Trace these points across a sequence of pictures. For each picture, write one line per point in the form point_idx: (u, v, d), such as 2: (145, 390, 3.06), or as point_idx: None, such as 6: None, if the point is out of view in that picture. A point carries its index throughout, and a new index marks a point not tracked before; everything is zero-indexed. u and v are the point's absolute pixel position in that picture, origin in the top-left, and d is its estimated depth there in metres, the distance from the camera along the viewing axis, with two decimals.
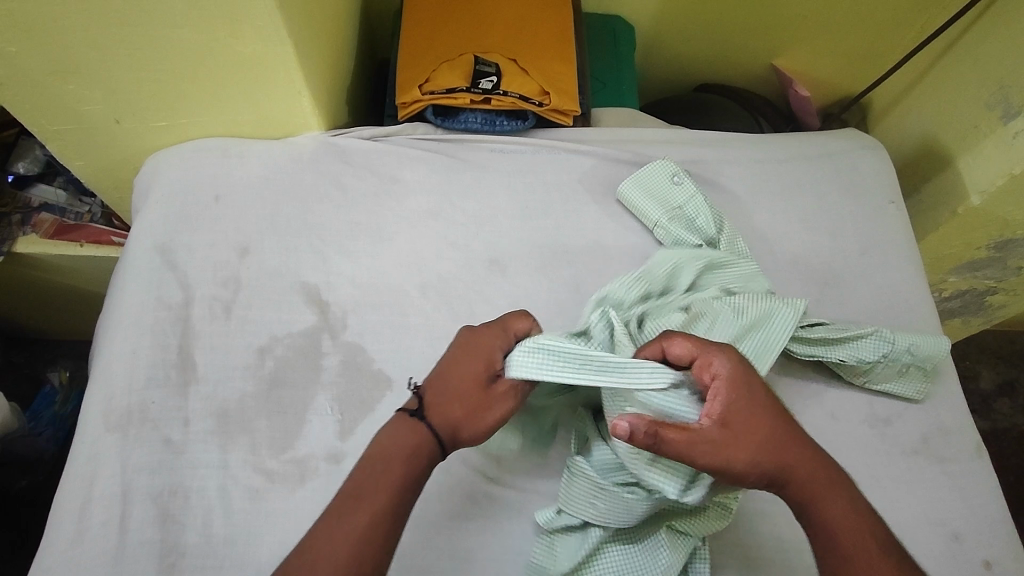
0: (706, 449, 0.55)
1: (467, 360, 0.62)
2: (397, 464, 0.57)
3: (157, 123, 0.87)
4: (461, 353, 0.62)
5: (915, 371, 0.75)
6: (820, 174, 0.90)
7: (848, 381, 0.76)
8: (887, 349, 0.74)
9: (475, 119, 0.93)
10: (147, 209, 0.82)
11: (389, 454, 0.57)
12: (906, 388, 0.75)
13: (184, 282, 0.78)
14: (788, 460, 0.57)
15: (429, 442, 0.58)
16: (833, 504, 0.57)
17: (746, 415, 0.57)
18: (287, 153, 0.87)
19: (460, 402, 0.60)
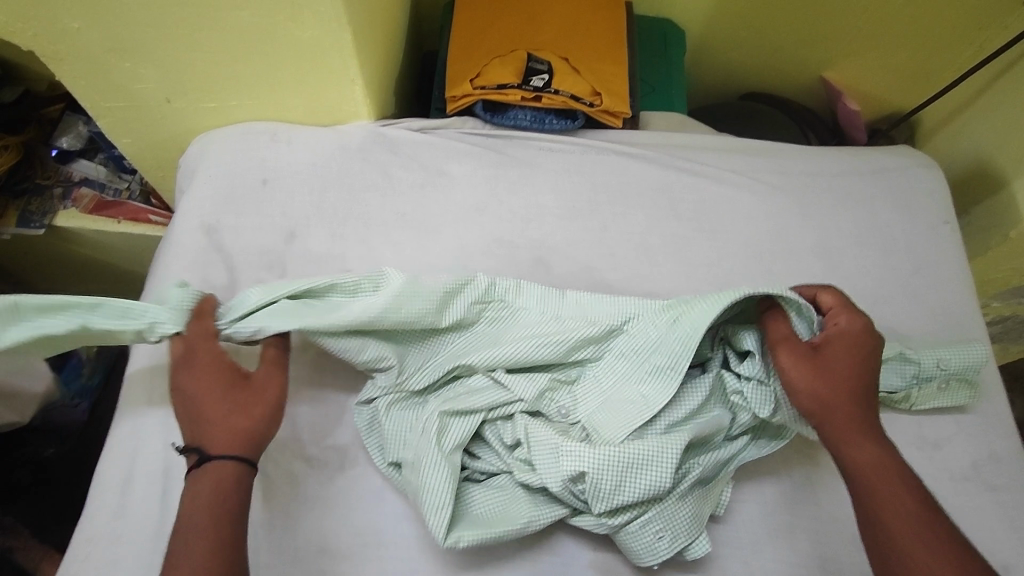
0: (802, 354, 0.64)
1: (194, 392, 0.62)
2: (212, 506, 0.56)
3: (208, 104, 0.87)
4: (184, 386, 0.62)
5: (950, 382, 0.73)
6: (872, 189, 0.89)
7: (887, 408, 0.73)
8: (913, 368, 0.72)
9: (524, 116, 0.92)
10: (194, 189, 0.83)
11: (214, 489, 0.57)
12: (946, 401, 0.73)
13: (228, 264, 0.78)
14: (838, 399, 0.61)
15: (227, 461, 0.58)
16: (861, 444, 0.60)
17: (842, 355, 0.64)
18: (335, 141, 0.87)
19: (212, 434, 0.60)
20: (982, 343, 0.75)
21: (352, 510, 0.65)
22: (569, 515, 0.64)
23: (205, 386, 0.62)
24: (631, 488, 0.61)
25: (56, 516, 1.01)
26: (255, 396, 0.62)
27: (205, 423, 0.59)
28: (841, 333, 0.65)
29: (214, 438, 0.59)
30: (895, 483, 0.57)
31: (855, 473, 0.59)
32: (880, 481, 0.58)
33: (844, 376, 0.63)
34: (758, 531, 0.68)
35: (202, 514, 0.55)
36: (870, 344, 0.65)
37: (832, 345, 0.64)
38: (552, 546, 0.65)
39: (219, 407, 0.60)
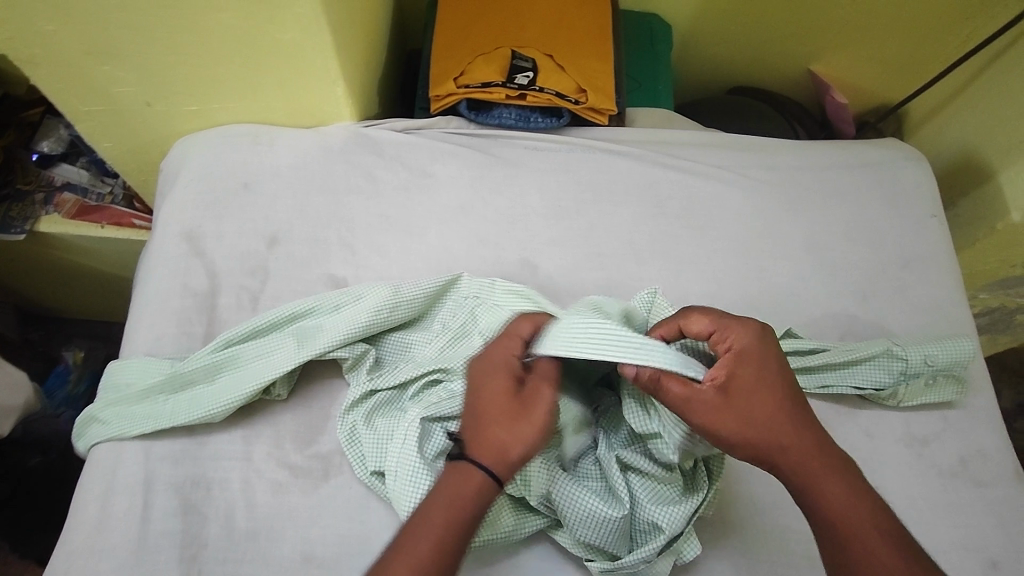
0: (719, 407, 0.53)
1: (496, 381, 0.59)
2: (444, 513, 0.53)
3: (188, 107, 0.86)
4: (490, 372, 0.60)
5: (938, 380, 0.73)
6: (859, 184, 0.88)
7: (876, 405, 0.73)
8: (900, 365, 0.72)
9: (509, 114, 0.91)
10: (174, 194, 0.82)
11: (458, 504, 0.54)
12: (934, 399, 0.73)
13: (210, 270, 0.77)
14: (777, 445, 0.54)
15: (486, 481, 0.55)
16: (834, 487, 0.54)
17: (751, 391, 0.54)
18: (317, 143, 0.86)
19: (504, 436, 0.56)
20: (971, 339, 0.75)
21: (338, 518, 0.65)
22: (548, 528, 0.65)
23: (482, 386, 0.59)
24: (602, 516, 0.61)
25: (42, 527, 1.00)
26: (529, 415, 0.57)
27: (489, 422, 0.57)
28: (734, 366, 0.55)
29: (479, 449, 0.56)
30: (865, 526, 0.53)
31: (826, 520, 0.53)
32: (852, 528, 0.52)
33: (774, 416, 0.54)
34: (747, 530, 0.68)
35: (440, 516, 0.53)
36: (767, 360, 0.55)
37: (739, 380, 0.54)
38: (540, 552, 0.65)
39: (486, 413, 0.57)
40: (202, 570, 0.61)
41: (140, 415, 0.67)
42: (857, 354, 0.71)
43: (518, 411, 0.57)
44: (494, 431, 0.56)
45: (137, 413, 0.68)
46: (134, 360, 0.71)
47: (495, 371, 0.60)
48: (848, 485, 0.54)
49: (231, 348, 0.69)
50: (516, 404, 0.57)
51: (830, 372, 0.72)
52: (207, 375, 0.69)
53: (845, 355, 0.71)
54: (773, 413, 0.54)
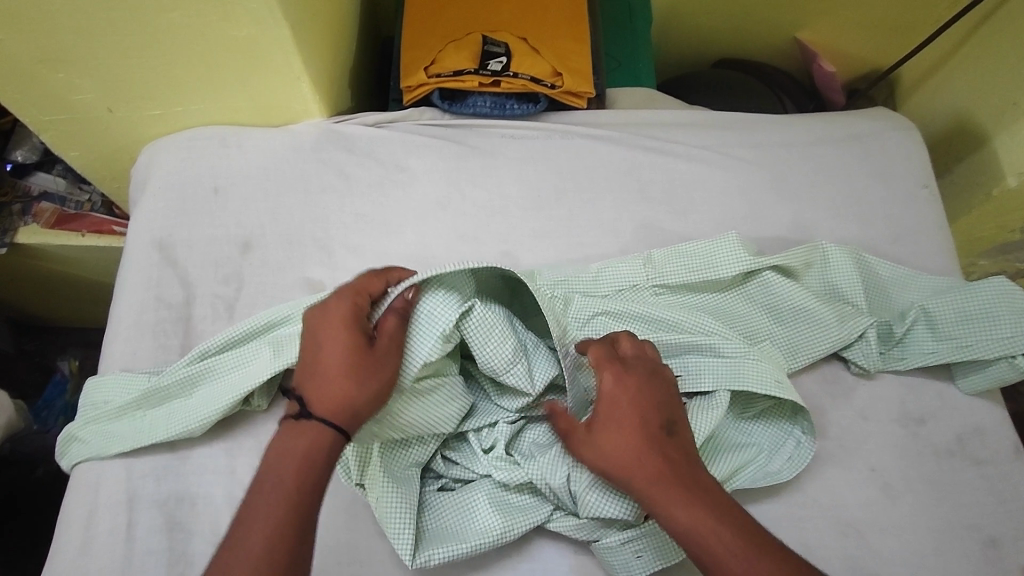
0: (618, 379, 0.58)
1: (331, 332, 0.57)
2: (291, 468, 0.52)
3: (154, 111, 0.83)
4: (326, 321, 0.58)
5: (976, 329, 0.71)
6: (848, 156, 0.85)
7: (915, 360, 0.71)
8: (922, 323, 0.72)
9: (484, 102, 0.87)
10: (145, 203, 0.81)
11: (302, 458, 0.53)
12: (976, 353, 0.69)
13: (184, 280, 0.76)
14: (615, 458, 0.55)
15: (334, 435, 0.54)
16: (677, 515, 0.52)
17: (625, 406, 0.56)
18: (288, 142, 0.83)
19: (346, 383, 0.55)
20: None
21: (325, 528, 0.64)
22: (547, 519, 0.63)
23: (325, 335, 0.57)
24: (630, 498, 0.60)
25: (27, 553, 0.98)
26: (373, 374, 0.56)
27: (325, 378, 0.56)
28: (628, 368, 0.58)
29: (323, 399, 0.55)
30: (752, 558, 0.49)
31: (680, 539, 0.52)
32: (702, 546, 0.50)
33: (635, 439, 0.55)
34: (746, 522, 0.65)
35: (292, 473, 0.52)
36: (649, 389, 0.57)
37: (613, 396, 0.57)
38: (531, 551, 0.64)
39: (328, 365, 0.56)
40: None
41: (120, 433, 0.66)
42: (879, 278, 0.76)
43: (361, 364, 0.56)
44: (339, 382, 0.55)
45: (116, 431, 0.66)
46: (109, 377, 0.69)
47: (342, 323, 0.57)
48: (701, 511, 0.51)
49: (206, 360, 0.68)
50: (361, 359, 0.56)
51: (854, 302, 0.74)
52: (183, 390, 0.67)
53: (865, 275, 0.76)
54: (629, 439, 0.55)
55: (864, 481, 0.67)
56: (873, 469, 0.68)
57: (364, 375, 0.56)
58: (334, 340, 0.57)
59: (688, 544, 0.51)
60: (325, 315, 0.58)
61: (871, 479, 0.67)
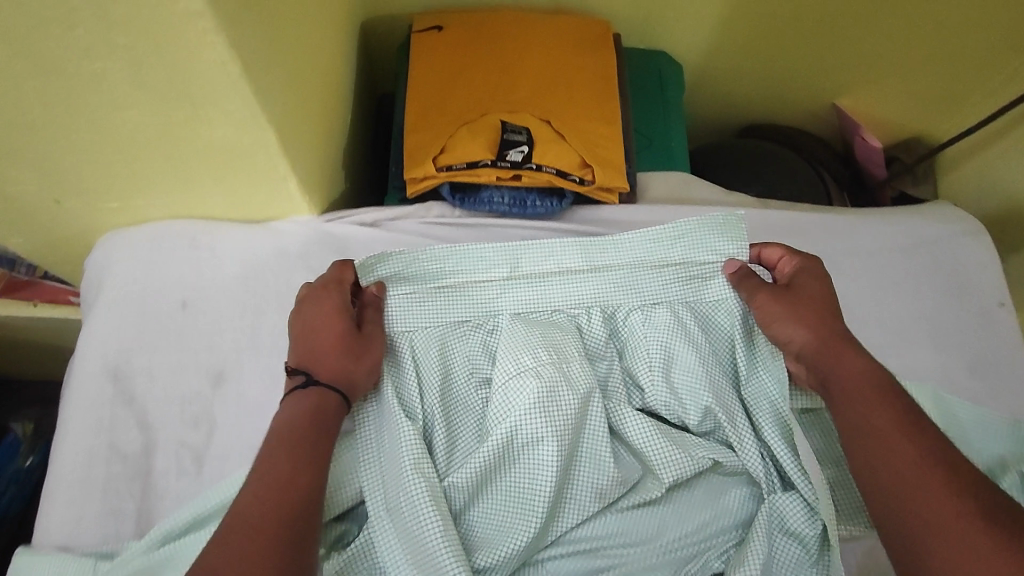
0: (769, 291, 0.64)
1: (320, 315, 0.60)
2: (290, 449, 0.52)
3: (109, 204, 0.70)
4: (315, 308, 0.60)
5: None
6: (914, 268, 0.75)
7: None
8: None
9: (501, 198, 0.75)
10: (95, 318, 0.68)
11: (303, 427, 0.54)
12: None
13: (142, 422, 0.63)
14: (799, 334, 0.61)
15: (338, 405, 0.56)
16: (847, 362, 0.58)
17: (813, 290, 0.63)
18: (270, 245, 0.70)
19: (341, 356, 0.58)
20: None
21: None
22: None
23: (314, 320, 0.60)
24: None
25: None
26: (369, 353, 0.60)
27: (320, 355, 0.58)
28: (789, 267, 0.66)
29: (320, 371, 0.57)
30: (887, 414, 0.54)
31: (840, 386, 0.57)
32: (863, 394, 0.55)
33: (818, 328, 0.61)
34: None
35: (285, 465, 0.50)
36: (815, 271, 0.65)
37: (797, 283, 0.64)
38: None
39: (323, 343, 0.58)
40: None
41: None
42: (961, 424, 0.66)
43: (358, 346, 0.60)
44: (336, 356, 0.58)
45: None
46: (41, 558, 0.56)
47: (329, 306, 0.60)
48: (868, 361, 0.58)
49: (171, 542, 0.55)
50: (355, 340, 0.60)
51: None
52: None
53: (946, 423, 0.65)
54: (817, 317, 0.61)
55: None
56: None
57: (360, 355, 0.59)
58: (317, 323, 0.60)
59: (824, 388, 0.59)
60: (299, 313, 0.61)
61: None
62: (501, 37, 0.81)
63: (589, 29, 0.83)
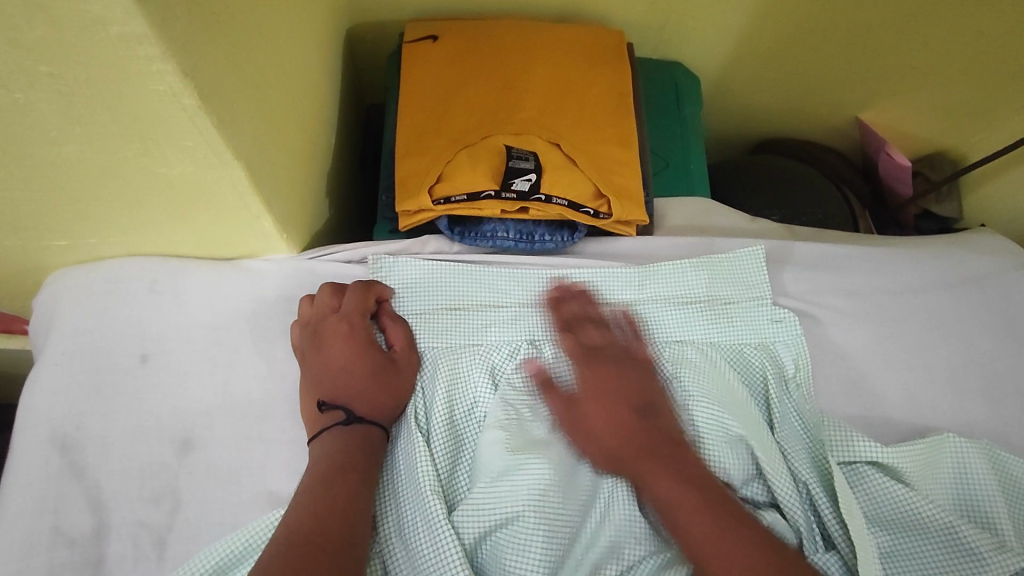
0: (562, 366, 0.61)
1: (343, 348, 0.57)
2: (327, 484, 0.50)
3: (54, 243, 0.60)
4: (337, 341, 0.57)
5: None
6: (961, 309, 0.68)
7: None
8: None
9: (506, 232, 0.67)
10: (41, 376, 0.59)
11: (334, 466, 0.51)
12: None
13: (94, 500, 0.54)
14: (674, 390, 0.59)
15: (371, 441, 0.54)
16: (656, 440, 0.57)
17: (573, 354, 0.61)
18: (244, 289, 0.62)
19: (369, 392, 0.56)
20: None
21: None
22: None
23: (337, 356, 0.57)
24: None
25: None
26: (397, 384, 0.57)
27: (349, 391, 0.56)
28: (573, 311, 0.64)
29: (361, 406, 0.55)
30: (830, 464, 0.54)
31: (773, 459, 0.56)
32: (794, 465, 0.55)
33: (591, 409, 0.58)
34: None
35: (312, 511, 0.48)
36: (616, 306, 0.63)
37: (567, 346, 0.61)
38: None
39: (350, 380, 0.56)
40: None
41: None
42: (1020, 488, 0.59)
43: (384, 377, 0.57)
44: (367, 394, 0.56)
45: None
46: None
47: (353, 339, 0.58)
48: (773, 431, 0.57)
49: None
50: (384, 372, 0.57)
51: (998, 530, 0.56)
52: None
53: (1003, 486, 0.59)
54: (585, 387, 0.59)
55: None
56: None
57: (390, 388, 0.57)
58: (341, 359, 0.57)
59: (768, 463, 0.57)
60: (320, 350, 0.57)
61: None
62: (502, 49, 0.72)
63: (599, 41, 0.75)
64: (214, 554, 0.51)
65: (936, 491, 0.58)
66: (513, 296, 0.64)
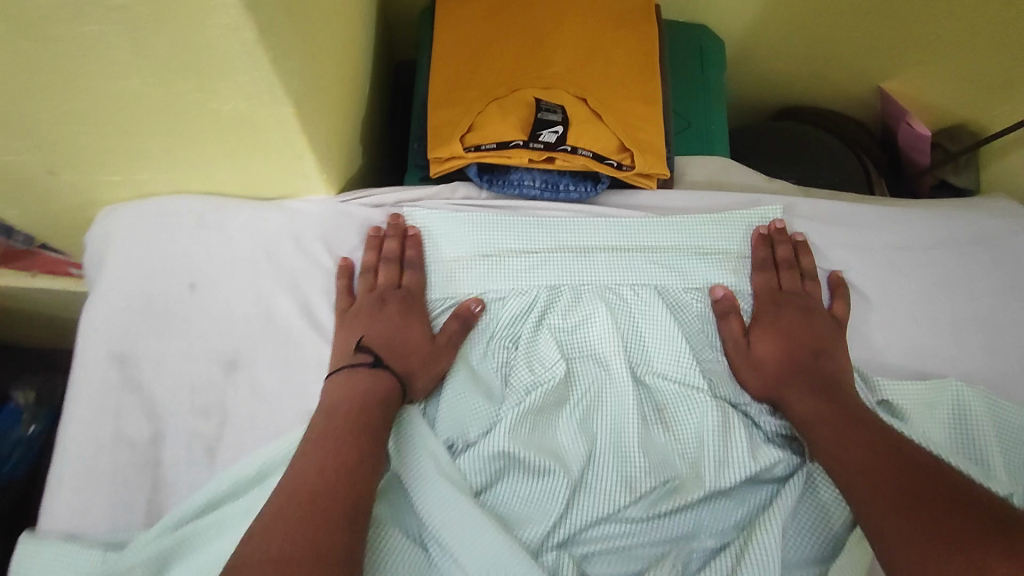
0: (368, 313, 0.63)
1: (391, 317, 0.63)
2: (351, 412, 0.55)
3: (111, 177, 0.65)
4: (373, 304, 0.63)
5: None
6: (968, 266, 0.70)
7: None
8: None
9: (532, 181, 0.70)
10: (99, 296, 0.63)
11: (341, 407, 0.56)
12: None
13: (150, 410, 0.60)
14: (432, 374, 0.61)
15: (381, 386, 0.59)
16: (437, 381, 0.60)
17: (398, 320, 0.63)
18: (284, 224, 0.66)
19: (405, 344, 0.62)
20: None
21: None
22: None
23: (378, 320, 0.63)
24: None
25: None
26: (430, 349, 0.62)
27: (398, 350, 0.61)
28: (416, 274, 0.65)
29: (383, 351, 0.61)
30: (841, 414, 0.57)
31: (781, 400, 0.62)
32: (804, 407, 0.59)
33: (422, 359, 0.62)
34: None
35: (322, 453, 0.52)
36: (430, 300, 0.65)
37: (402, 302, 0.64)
38: None
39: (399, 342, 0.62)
40: None
41: None
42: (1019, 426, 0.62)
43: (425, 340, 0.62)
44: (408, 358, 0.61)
45: None
46: (48, 550, 0.54)
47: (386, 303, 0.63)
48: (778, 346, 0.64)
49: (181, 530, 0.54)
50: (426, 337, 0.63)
51: (990, 464, 0.59)
52: None
53: (1001, 427, 0.61)
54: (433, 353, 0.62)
55: None
56: None
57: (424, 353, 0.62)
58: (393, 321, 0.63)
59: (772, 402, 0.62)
60: (377, 313, 0.62)
61: None
62: (534, 6, 0.75)
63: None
64: (264, 456, 0.56)
65: (935, 427, 0.61)
66: (539, 242, 0.67)
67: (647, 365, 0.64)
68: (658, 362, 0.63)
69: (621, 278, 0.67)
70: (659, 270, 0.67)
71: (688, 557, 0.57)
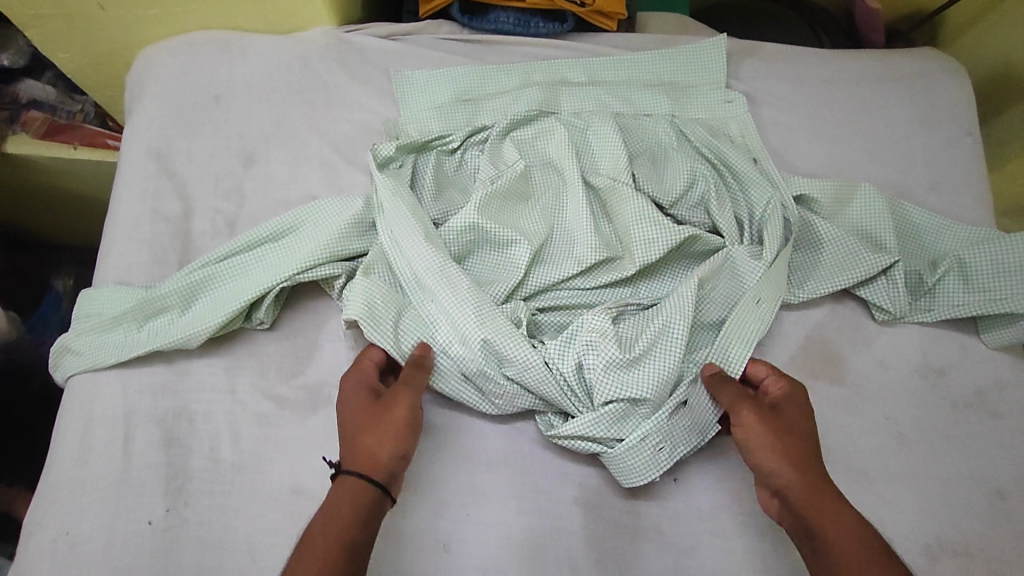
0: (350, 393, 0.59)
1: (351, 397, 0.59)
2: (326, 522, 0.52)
3: (149, 11, 0.76)
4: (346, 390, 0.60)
5: (1013, 279, 0.69)
6: (887, 95, 0.80)
7: (936, 309, 0.71)
8: (951, 273, 0.71)
9: (507, 19, 0.82)
10: (140, 108, 0.76)
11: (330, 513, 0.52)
12: (1008, 305, 0.68)
13: (183, 193, 0.72)
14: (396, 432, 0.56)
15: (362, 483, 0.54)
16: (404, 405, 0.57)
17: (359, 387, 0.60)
18: (294, 49, 0.78)
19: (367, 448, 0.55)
20: None
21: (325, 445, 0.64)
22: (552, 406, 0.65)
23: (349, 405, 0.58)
24: (635, 374, 0.62)
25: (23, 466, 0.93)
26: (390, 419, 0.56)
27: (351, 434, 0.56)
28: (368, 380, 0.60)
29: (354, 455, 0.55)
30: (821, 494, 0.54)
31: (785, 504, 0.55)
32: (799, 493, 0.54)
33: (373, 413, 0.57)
34: (751, 466, 0.65)
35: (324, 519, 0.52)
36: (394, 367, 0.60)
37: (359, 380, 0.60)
38: (528, 477, 0.64)
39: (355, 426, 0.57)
40: (188, 502, 0.61)
41: (114, 344, 0.66)
42: (907, 220, 0.74)
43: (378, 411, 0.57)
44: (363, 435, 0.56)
45: (107, 342, 0.66)
46: (103, 289, 0.68)
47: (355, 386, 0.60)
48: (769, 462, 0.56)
49: (207, 268, 0.68)
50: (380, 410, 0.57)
51: (880, 244, 0.72)
52: (181, 302, 0.67)
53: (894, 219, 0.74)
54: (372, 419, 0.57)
55: (879, 429, 0.66)
56: (888, 418, 0.67)
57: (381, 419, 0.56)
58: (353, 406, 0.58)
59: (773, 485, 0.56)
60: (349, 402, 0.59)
61: (885, 427, 0.67)
62: None
63: None
64: (275, 222, 0.69)
65: (843, 218, 0.73)
66: (508, 68, 0.78)
67: (595, 169, 0.73)
68: (603, 164, 0.73)
69: (580, 106, 0.77)
70: (613, 98, 0.78)
71: (622, 310, 0.67)
